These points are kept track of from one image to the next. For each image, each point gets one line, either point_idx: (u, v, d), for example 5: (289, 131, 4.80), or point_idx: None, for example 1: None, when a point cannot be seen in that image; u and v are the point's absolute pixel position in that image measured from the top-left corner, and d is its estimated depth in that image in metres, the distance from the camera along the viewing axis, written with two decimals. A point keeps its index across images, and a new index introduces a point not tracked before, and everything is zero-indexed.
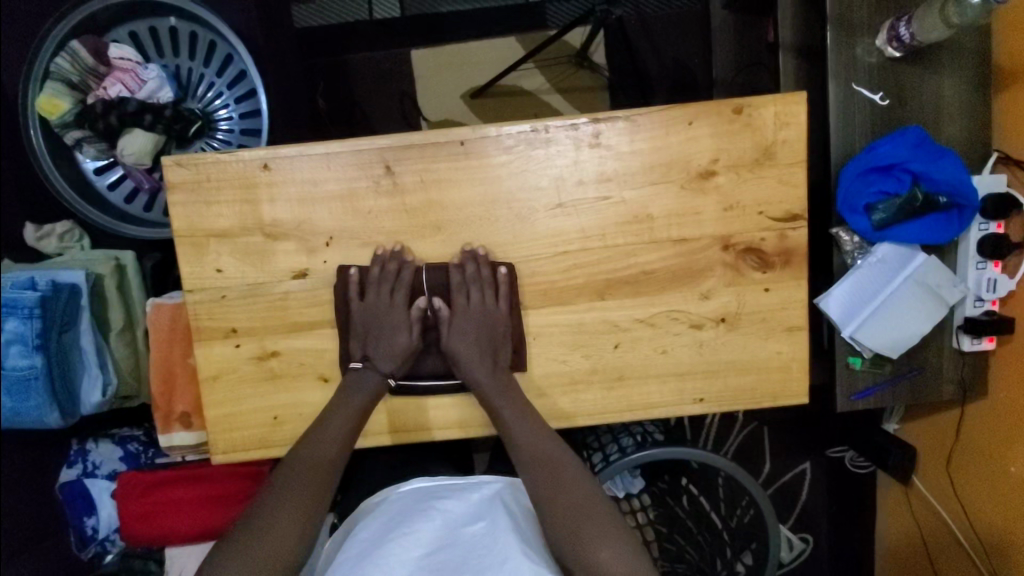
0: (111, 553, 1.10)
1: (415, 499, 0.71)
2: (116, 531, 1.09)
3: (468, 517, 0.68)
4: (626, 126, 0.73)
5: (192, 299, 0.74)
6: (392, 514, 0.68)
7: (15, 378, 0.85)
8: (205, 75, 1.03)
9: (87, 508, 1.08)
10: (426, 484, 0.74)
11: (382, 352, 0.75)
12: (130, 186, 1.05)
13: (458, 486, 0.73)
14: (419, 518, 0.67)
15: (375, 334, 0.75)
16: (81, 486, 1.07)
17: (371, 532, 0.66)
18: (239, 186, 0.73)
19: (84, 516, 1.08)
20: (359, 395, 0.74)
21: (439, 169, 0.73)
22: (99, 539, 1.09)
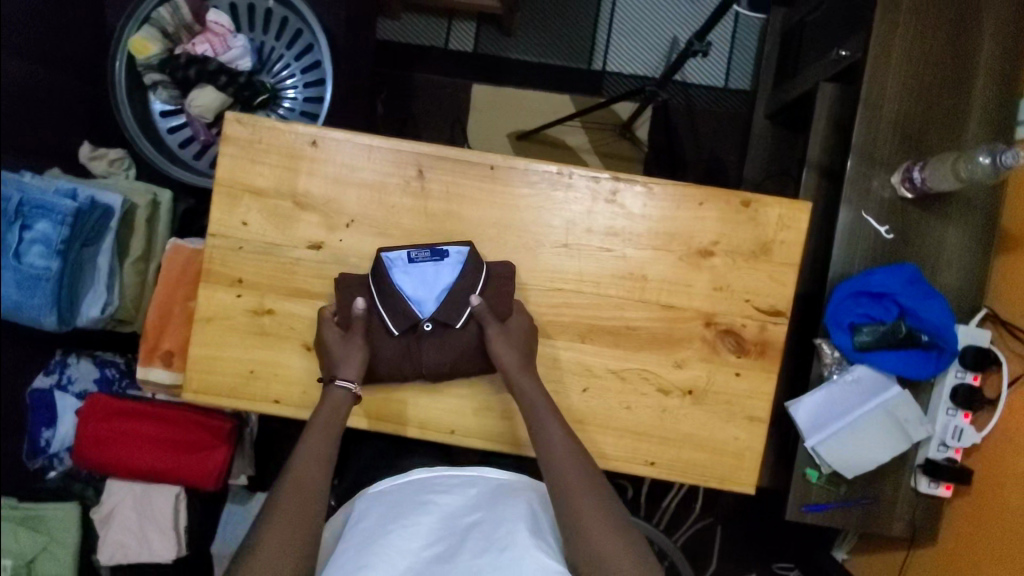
0: (55, 470, 1.14)
1: (414, 490, 0.72)
2: (68, 450, 1.13)
3: (468, 508, 0.69)
4: (643, 191, 0.79)
5: (211, 242, 0.80)
6: (391, 505, 0.70)
7: (31, 274, 0.90)
8: (285, 57, 1.13)
9: (48, 419, 1.11)
10: (425, 475, 0.75)
11: (339, 359, 0.76)
12: (187, 133, 1.14)
13: (457, 479, 0.74)
14: (419, 510, 0.68)
15: (335, 362, 0.76)
16: (49, 399, 1.12)
17: (371, 524, 0.67)
18: (285, 154, 0.80)
19: (43, 427, 1.11)
20: (328, 409, 0.74)
21: (464, 185, 0.79)
22: (49, 453, 1.12)
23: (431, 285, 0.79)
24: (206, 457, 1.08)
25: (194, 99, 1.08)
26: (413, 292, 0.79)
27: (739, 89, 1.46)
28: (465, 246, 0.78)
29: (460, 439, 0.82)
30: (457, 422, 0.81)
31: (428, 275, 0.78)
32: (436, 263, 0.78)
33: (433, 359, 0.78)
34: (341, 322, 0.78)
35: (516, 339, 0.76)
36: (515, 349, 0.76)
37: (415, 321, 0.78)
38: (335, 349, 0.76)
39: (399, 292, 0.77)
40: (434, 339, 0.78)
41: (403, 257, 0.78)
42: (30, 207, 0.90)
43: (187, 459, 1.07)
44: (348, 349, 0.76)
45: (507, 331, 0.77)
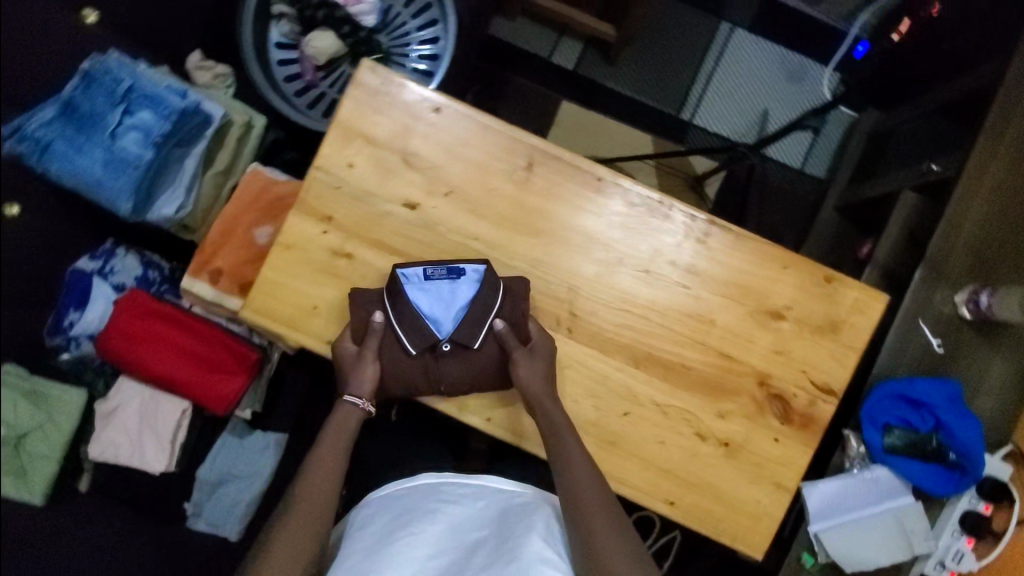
0: (67, 352, 1.11)
1: (422, 495, 0.76)
2: (88, 337, 1.12)
3: (474, 520, 0.73)
4: (735, 241, 0.81)
5: (313, 175, 0.81)
6: (400, 509, 0.74)
7: (123, 157, 0.92)
8: (409, 27, 1.16)
9: (79, 301, 1.11)
10: (433, 479, 0.79)
11: (352, 377, 0.78)
12: (295, 70, 1.16)
13: (464, 488, 0.78)
14: (426, 521, 0.71)
15: (351, 382, 0.78)
16: (87, 282, 1.12)
17: (380, 528, 0.71)
18: (407, 112, 0.81)
19: (72, 308, 1.11)
20: (339, 421, 0.81)
21: (567, 188, 0.81)
22: (68, 334, 1.10)
23: (450, 300, 0.80)
24: (225, 381, 1.08)
25: (313, 40, 1.10)
26: (430, 310, 0.81)
27: (814, 176, 1.51)
28: (482, 264, 0.79)
29: (493, 428, 0.82)
30: (494, 410, 0.82)
31: (446, 293, 0.80)
32: (451, 282, 0.80)
33: (452, 376, 0.79)
34: (355, 336, 0.80)
35: (537, 367, 0.78)
36: (537, 377, 0.77)
37: (432, 341, 0.79)
38: (347, 367, 0.79)
39: (418, 309, 0.79)
40: (456, 352, 0.79)
41: (417, 274, 0.79)
42: (145, 101, 0.95)
43: (207, 377, 1.07)
44: (360, 367, 0.78)
45: (524, 361, 0.77)
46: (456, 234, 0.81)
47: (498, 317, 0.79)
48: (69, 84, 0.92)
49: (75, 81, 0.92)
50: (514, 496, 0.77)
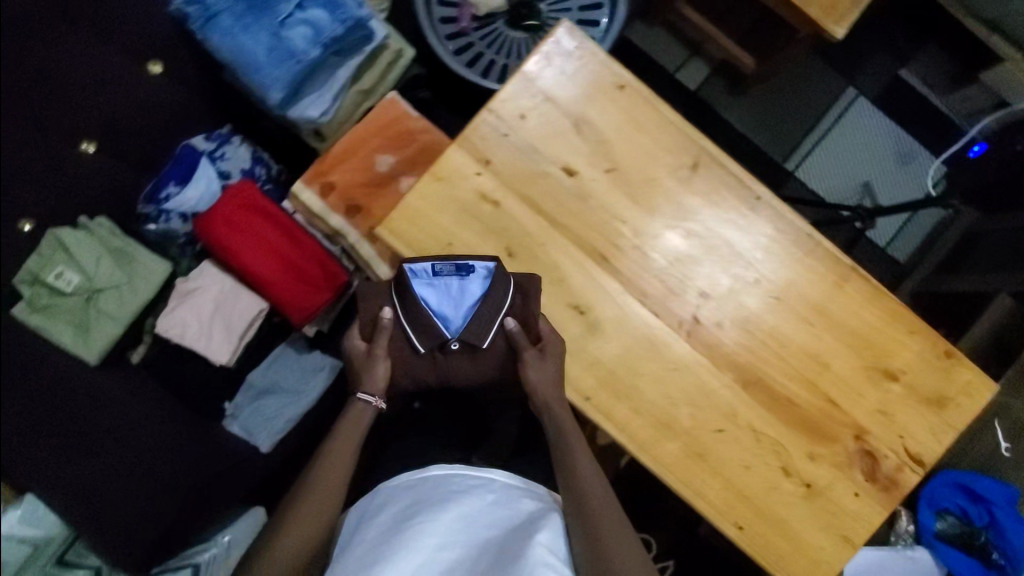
0: (155, 224, 1.12)
1: (433, 486, 0.79)
2: (180, 215, 1.12)
3: (482, 515, 0.75)
4: (869, 293, 0.82)
5: (484, 116, 0.81)
6: (412, 501, 0.76)
7: (289, 49, 0.93)
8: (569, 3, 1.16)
9: (181, 178, 1.11)
10: (444, 471, 0.81)
11: (364, 373, 0.80)
12: (451, 14, 1.14)
13: (474, 481, 0.80)
14: (437, 507, 0.74)
15: (368, 379, 0.79)
16: (194, 160, 1.12)
17: (391, 518, 0.75)
18: (591, 81, 0.82)
19: (172, 182, 1.11)
20: (353, 422, 0.80)
21: (725, 197, 0.82)
22: (162, 207, 1.11)
23: (458, 300, 0.80)
24: (308, 293, 1.07)
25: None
26: (439, 306, 0.80)
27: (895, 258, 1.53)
28: (491, 262, 0.78)
29: (588, 409, 0.80)
30: (595, 392, 0.80)
31: (453, 290, 0.79)
32: (460, 279, 0.79)
33: (461, 370, 0.81)
34: (369, 327, 0.80)
35: (548, 372, 0.77)
36: (548, 383, 0.78)
37: (442, 340, 0.79)
38: (357, 361, 0.80)
39: (428, 310, 0.78)
40: (467, 352, 0.80)
41: (425, 270, 0.79)
42: None
43: (291, 285, 1.07)
44: (374, 364, 0.79)
45: (535, 362, 0.77)
46: (606, 211, 0.81)
47: (512, 316, 0.78)
48: None
49: None
50: (521, 497, 0.79)
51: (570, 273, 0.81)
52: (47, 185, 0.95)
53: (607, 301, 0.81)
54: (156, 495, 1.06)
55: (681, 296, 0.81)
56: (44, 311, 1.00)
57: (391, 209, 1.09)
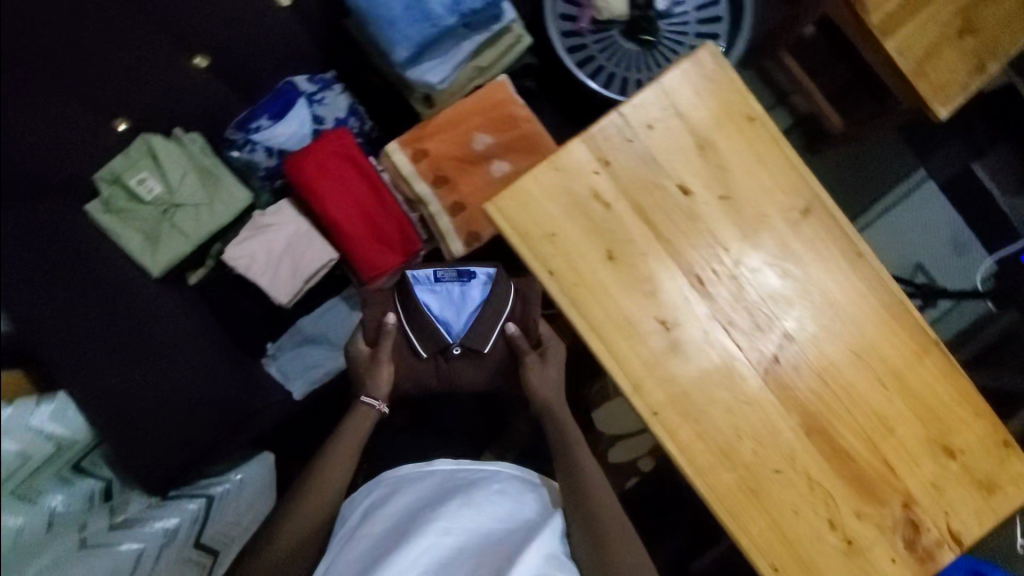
0: (236, 151, 1.11)
1: (441, 479, 0.91)
2: (265, 149, 1.11)
3: (488, 507, 0.85)
4: (944, 368, 0.84)
5: (615, 118, 0.82)
6: (424, 494, 0.88)
7: (426, 12, 0.93)
8: (689, 17, 1.17)
9: (275, 112, 1.10)
10: (448, 466, 0.94)
11: (370, 376, 1.04)
12: (573, 12, 1.16)
13: (477, 476, 0.91)
14: (445, 500, 0.85)
15: (376, 383, 1.04)
16: (292, 97, 1.11)
17: (404, 501, 0.88)
18: (726, 107, 0.82)
19: (266, 114, 1.09)
20: (359, 421, 1.01)
21: (829, 248, 0.83)
22: (250, 137, 1.10)
23: (455, 304, 1.07)
24: (382, 253, 1.08)
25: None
26: (441, 312, 1.06)
27: None
28: (491, 268, 1.05)
29: (654, 424, 0.80)
30: (664, 408, 0.81)
31: (454, 295, 1.07)
32: (462, 285, 1.07)
33: (456, 368, 1.08)
34: (372, 338, 1.07)
35: (554, 375, 1.05)
36: (550, 385, 1.05)
37: (445, 343, 1.04)
38: (363, 365, 1.06)
39: (433, 317, 1.05)
40: (468, 358, 1.08)
41: (428, 278, 1.06)
42: None
43: (367, 242, 1.08)
44: (379, 367, 1.04)
45: (541, 367, 1.05)
46: (711, 235, 0.82)
47: (511, 323, 1.08)
48: None
49: None
50: (521, 493, 0.90)
51: (665, 286, 0.82)
52: (148, 86, 0.98)
53: (694, 321, 0.82)
54: (187, 412, 1.00)
55: (767, 333, 0.82)
56: (118, 214, 1.00)
57: (478, 189, 1.10)
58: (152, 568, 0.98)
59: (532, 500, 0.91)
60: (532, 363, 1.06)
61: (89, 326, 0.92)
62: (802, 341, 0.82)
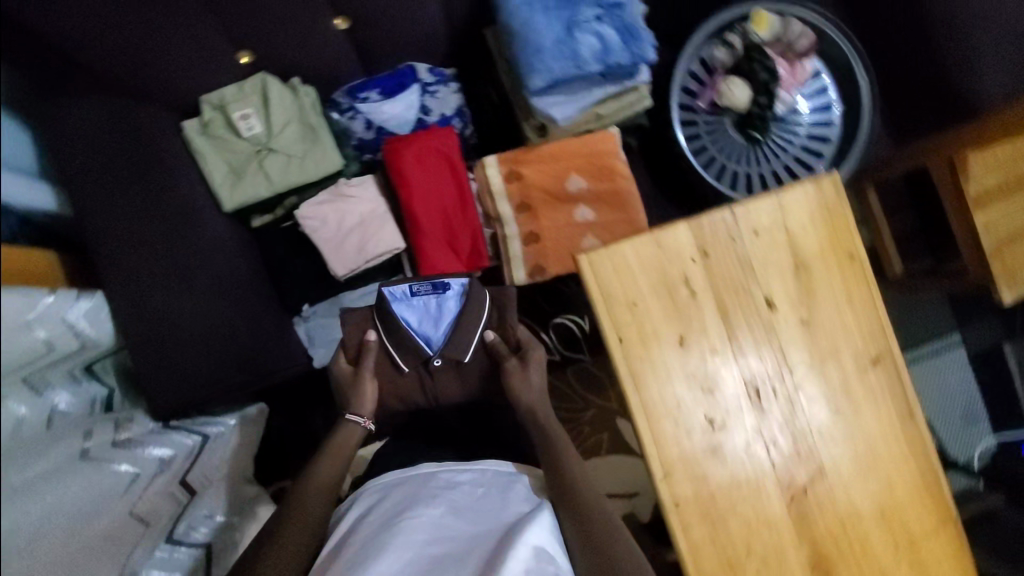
0: (338, 115, 1.11)
1: (424, 482, 0.89)
2: (365, 121, 1.11)
3: (472, 509, 0.85)
4: (953, 546, 0.86)
5: (726, 215, 0.83)
6: (406, 494, 0.86)
7: (573, 51, 0.94)
8: (801, 128, 1.22)
9: (387, 90, 1.11)
10: (432, 469, 0.92)
11: (351, 395, 1.05)
12: (694, 88, 1.20)
13: (461, 478, 0.91)
14: (424, 505, 0.83)
15: (359, 403, 1.04)
16: (408, 80, 1.11)
17: (387, 503, 0.86)
18: (832, 240, 0.84)
19: (378, 89, 1.10)
20: (344, 438, 1.01)
21: (883, 400, 0.85)
22: (355, 105, 1.10)
23: (434, 315, 1.06)
24: (446, 257, 1.08)
25: (728, 84, 1.13)
26: (420, 325, 1.06)
27: None
28: (463, 280, 1.04)
29: (673, 516, 0.81)
30: (686, 504, 0.81)
31: (430, 309, 1.06)
32: (437, 298, 1.06)
33: (444, 383, 1.09)
34: (355, 354, 1.07)
35: (537, 384, 1.05)
36: (534, 394, 1.04)
37: (426, 357, 1.05)
38: (345, 382, 1.06)
39: (413, 331, 1.05)
40: (451, 370, 1.09)
41: (405, 295, 1.05)
42: (620, 24, 0.96)
43: (436, 241, 1.07)
44: (361, 387, 1.04)
45: (524, 376, 1.04)
46: (781, 352, 0.84)
47: (489, 332, 1.07)
48: None
49: None
50: (507, 492, 0.90)
51: (724, 386, 0.83)
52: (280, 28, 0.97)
53: (739, 429, 0.83)
54: (209, 336, 1.01)
55: (801, 462, 0.83)
56: (213, 137, 1.02)
57: (557, 226, 1.11)
58: (144, 493, 0.93)
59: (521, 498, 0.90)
60: (512, 368, 1.05)
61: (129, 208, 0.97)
62: (831, 480, 0.84)
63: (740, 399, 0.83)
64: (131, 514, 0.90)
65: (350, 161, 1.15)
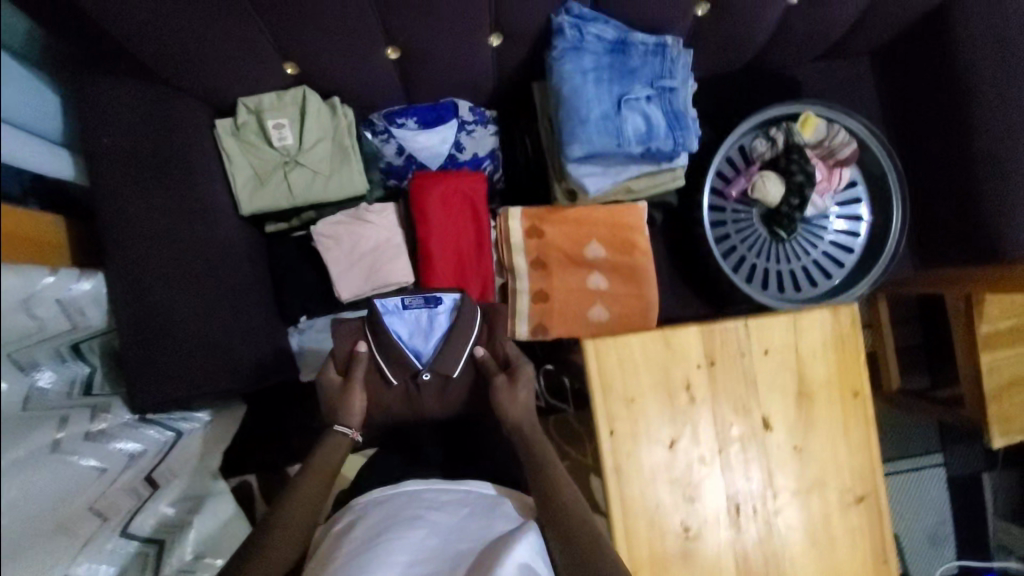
0: (371, 137, 1.10)
1: (409, 500, 0.86)
2: (397, 148, 1.10)
3: (455, 532, 0.83)
4: None
5: (740, 328, 0.84)
6: (390, 513, 0.83)
7: (616, 128, 0.94)
8: (826, 233, 1.21)
9: (425, 122, 1.10)
10: (417, 488, 0.88)
11: (333, 406, 0.96)
12: (728, 175, 1.19)
13: (446, 498, 0.88)
14: (408, 525, 0.80)
15: (344, 415, 0.96)
16: (447, 115, 1.10)
17: (369, 521, 0.82)
18: (839, 372, 0.85)
19: (416, 119, 1.10)
20: (326, 454, 0.94)
21: (862, 541, 0.84)
22: (390, 130, 1.09)
23: (426, 328, 1.01)
24: None
25: (762, 179, 1.13)
26: (412, 337, 1.01)
27: None
28: (456, 294, 1.00)
29: None
30: None
31: (422, 321, 1.01)
32: (429, 310, 1.01)
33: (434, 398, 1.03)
34: (341, 361, 0.99)
35: (525, 399, 0.96)
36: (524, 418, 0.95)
37: (415, 371, 0.99)
38: (329, 391, 0.98)
39: (404, 344, 0.99)
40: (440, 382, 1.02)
41: (397, 306, 1.00)
42: (668, 108, 0.97)
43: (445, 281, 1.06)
44: (346, 400, 0.96)
45: (512, 393, 0.95)
46: (768, 471, 0.84)
47: (478, 346, 1.01)
48: (648, 40, 0.98)
49: (651, 44, 0.98)
50: (493, 514, 0.88)
51: (706, 497, 0.82)
52: (330, 46, 0.95)
53: (714, 541, 0.82)
54: (203, 337, 0.99)
55: None
56: (246, 141, 1.03)
57: (568, 290, 1.10)
58: (106, 489, 0.92)
59: (507, 518, 0.88)
60: (501, 384, 0.97)
61: (141, 191, 0.95)
62: None
63: (720, 514, 0.82)
64: (91, 509, 0.88)
65: (375, 186, 1.14)
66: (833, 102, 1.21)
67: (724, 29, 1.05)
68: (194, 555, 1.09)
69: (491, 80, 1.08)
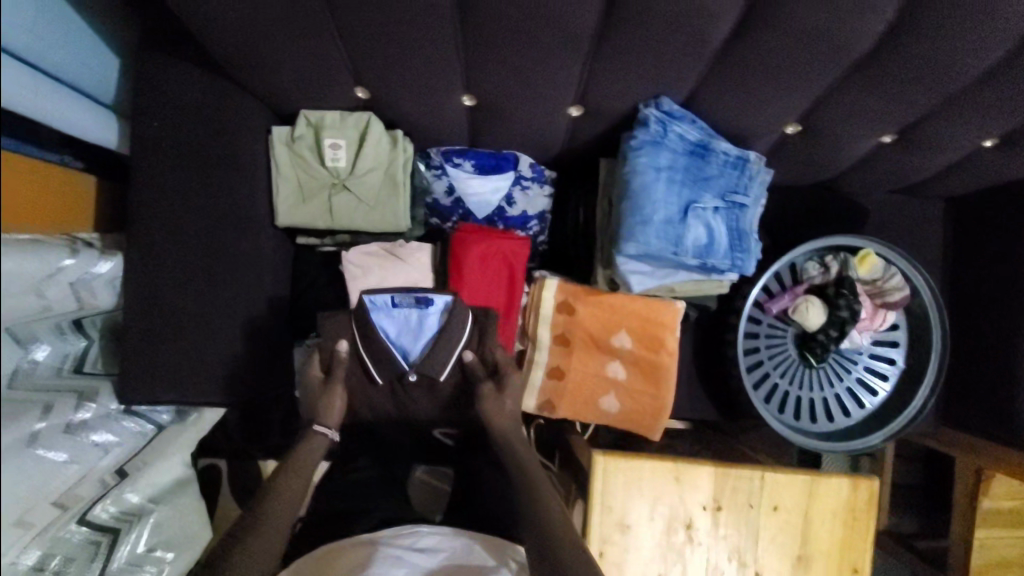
0: (424, 170, 1.07)
1: (386, 543, 0.90)
2: (447, 188, 1.06)
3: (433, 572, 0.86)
4: None
5: (757, 484, 0.90)
6: (368, 554, 0.87)
7: (677, 235, 0.91)
8: (855, 368, 1.17)
9: (481, 168, 1.06)
10: (392, 534, 0.93)
11: (314, 400, 0.96)
12: (774, 288, 1.15)
13: (422, 542, 0.92)
14: (389, 567, 0.84)
15: (324, 412, 0.95)
16: (506, 167, 1.06)
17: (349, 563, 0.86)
18: (839, 544, 0.91)
19: (473, 162, 1.06)
20: (307, 450, 0.94)
21: None
22: (445, 169, 1.05)
23: (413, 328, 0.99)
24: None
25: (807, 304, 1.09)
26: (399, 335, 1.00)
27: None
28: (445, 296, 0.98)
29: None
30: None
31: (410, 320, 0.99)
32: (418, 311, 0.99)
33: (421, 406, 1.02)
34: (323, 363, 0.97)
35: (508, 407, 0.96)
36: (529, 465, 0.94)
37: (400, 372, 0.98)
38: (312, 386, 0.96)
39: (390, 343, 0.98)
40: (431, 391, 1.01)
41: (386, 303, 0.98)
42: (732, 225, 0.95)
43: None
44: (328, 401, 0.95)
45: (495, 401, 0.95)
46: None
47: (466, 351, 0.98)
48: (731, 151, 0.95)
49: (733, 156, 0.95)
50: (469, 553, 0.91)
51: None
52: (402, 82, 0.91)
53: None
54: (212, 338, 0.95)
55: None
56: (296, 153, 0.99)
57: (584, 374, 1.07)
58: (73, 482, 0.89)
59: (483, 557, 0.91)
60: (486, 392, 0.96)
61: (178, 186, 0.92)
62: None
63: None
64: (50, 502, 0.85)
65: (416, 224, 1.11)
66: (892, 243, 1.18)
67: (805, 151, 1.02)
68: (147, 548, 1.05)
69: (558, 144, 1.04)
